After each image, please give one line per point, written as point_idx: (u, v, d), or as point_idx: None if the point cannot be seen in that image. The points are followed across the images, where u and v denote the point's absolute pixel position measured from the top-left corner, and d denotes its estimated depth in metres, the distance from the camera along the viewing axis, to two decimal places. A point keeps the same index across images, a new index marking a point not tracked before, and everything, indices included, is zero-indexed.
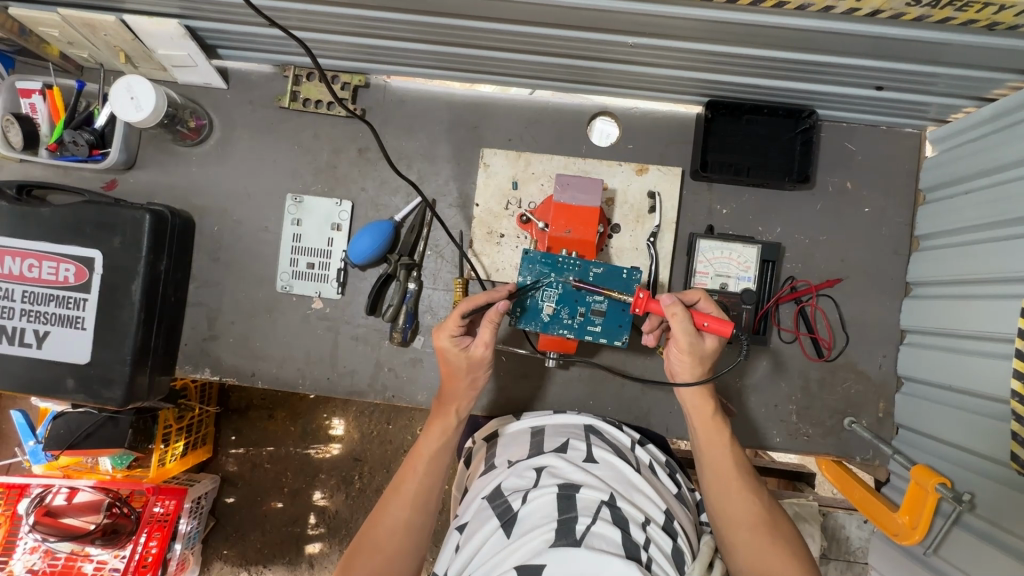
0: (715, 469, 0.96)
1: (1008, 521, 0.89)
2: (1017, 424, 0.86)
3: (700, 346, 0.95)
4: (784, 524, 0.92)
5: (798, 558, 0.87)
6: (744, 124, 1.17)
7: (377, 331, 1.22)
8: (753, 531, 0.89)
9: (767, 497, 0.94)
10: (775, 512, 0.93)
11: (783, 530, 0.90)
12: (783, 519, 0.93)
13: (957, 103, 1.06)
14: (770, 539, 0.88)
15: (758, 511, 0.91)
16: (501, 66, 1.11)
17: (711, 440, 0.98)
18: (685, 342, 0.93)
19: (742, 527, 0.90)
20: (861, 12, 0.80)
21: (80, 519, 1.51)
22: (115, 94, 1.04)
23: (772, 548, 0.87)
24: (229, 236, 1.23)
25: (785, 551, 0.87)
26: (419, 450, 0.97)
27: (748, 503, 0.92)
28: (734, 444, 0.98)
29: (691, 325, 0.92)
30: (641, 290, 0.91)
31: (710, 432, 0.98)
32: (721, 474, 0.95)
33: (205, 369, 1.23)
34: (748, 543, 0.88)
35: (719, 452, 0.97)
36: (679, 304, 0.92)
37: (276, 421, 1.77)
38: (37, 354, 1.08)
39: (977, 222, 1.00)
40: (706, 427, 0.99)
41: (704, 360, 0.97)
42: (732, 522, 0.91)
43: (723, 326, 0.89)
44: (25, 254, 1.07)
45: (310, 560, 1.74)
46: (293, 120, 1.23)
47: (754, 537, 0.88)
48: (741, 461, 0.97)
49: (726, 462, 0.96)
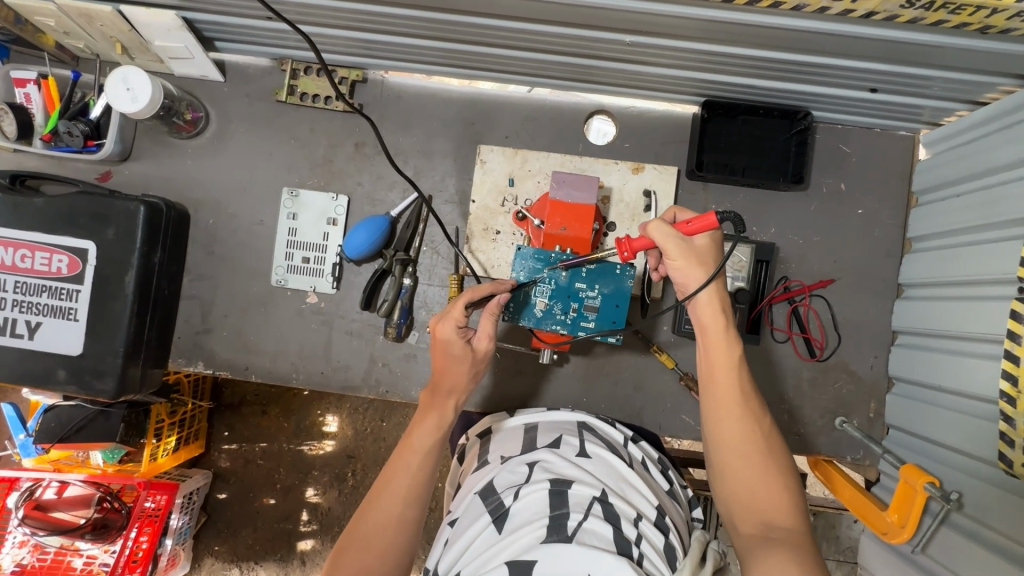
0: (719, 395, 0.90)
1: (995, 519, 0.90)
2: (1005, 424, 0.87)
3: (693, 250, 0.94)
4: (784, 455, 0.86)
5: (791, 498, 0.82)
6: (740, 124, 1.17)
7: (372, 326, 1.22)
8: (749, 464, 0.85)
9: (770, 427, 0.89)
10: (775, 443, 0.87)
11: (783, 467, 0.85)
12: (785, 454, 0.87)
13: (951, 107, 1.07)
14: (765, 475, 0.84)
15: (759, 445, 0.86)
16: (499, 63, 1.11)
17: (720, 363, 0.91)
18: (676, 249, 0.93)
19: (738, 458, 0.85)
20: (856, 13, 0.81)
21: (71, 513, 1.50)
22: (110, 85, 1.04)
23: (762, 478, 0.84)
24: (224, 230, 1.23)
25: (776, 483, 0.83)
26: (411, 443, 0.96)
27: (748, 435, 0.86)
28: (744, 371, 0.91)
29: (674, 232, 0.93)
30: (620, 235, 0.93)
31: (720, 353, 0.91)
32: (722, 401, 0.89)
33: (198, 362, 1.22)
34: (738, 477, 0.85)
35: (724, 378, 0.90)
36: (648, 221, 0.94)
37: (270, 417, 1.76)
38: (28, 345, 1.07)
39: (968, 225, 1.01)
40: (714, 349, 0.92)
41: (706, 261, 0.94)
42: (727, 447, 0.87)
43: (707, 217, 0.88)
44: (18, 245, 1.07)
45: (302, 557, 1.74)
46: (290, 114, 1.23)
47: (746, 470, 0.84)
48: (750, 390, 0.90)
49: (732, 387, 0.89)
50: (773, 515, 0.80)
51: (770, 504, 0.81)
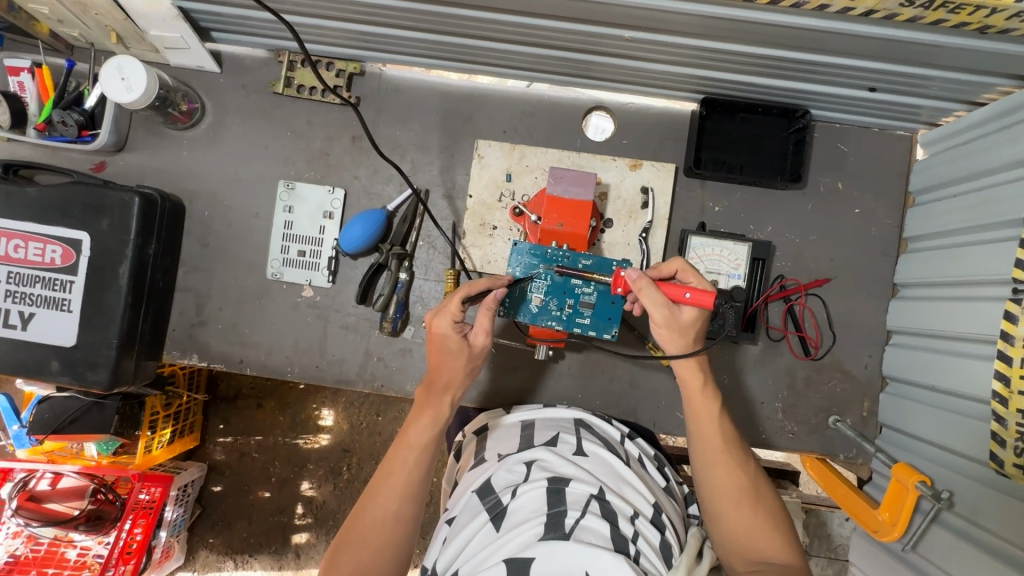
0: (705, 440, 0.93)
1: (985, 519, 0.91)
2: (996, 424, 0.87)
3: (679, 320, 0.93)
4: (769, 495, 0.91)
5: (782, 534, 0.88)
6: (738, 122, 1.17)
7: (367, 320, 1.22)
8: (741, 505, 0.89)
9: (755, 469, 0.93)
10: (761, 485, 0.92)
11: (770, 506, 0.90)
12: (769, 492, 0.92)
13: (950, 107, 1.07)
14: (757, 515, 0.88)
15: (747, 487, 0.90)
16: (497, 56, 1.11)
17: (704, 414, 0.94)
18: (662, 316, 0.91)
19: (730, 499, 0.89)
20: (856, 11, 0.81)
21: (65, 504, 1.49)
22: (104, 75, 1.03)
23: (755, 521, 0.88)
24: (220, 222, 1.22)
25: (768, 525, 0.88)
26: (408, 440, 0.95)
27: (737, 477, 0.90)
28: (725, 415, 0.95)
29: (668, 298, 0.91)
30: (619, 268, 0.93)
31: (702, 404, 0.94)
32: (709, 448, 0.93)
33: (192, 355, 1.22)
34: (733, 520, 0.88)
35: (710, 425, 0.94)
36: (645, 277, 0.91)
37: (265, 410, 1.76)
38: (21, 336, 1.07)
39: (963, 226, 1.02)
40: (697, 400, 0.95)
41: (688, 332, 0.94)
42: (718, 494, 0.90)
43: (705, 298, 0.88)
44: (11, 235, 1.06)
45: (297, 550, 1.74)
46: (287, 106, 1.22)
47: (739, 513, 0.88)
48: (731, 434, 0.94)
49: (716, 435, 0.93)
50: (769, 554, 0.86)
51: (766, 546, 0.86)
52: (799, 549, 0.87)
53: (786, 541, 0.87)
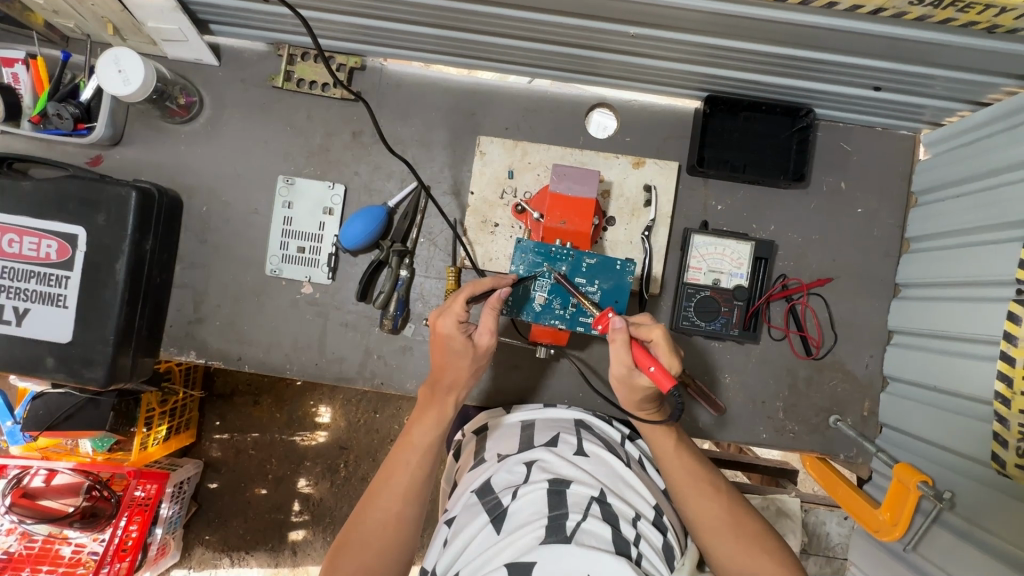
0: (674, 480, 0.95)
1: (986, 520, 0.91)
2: (999, 424, 0.87)
3: (635, 381, 0.93)
4: (753, 521, 0.91)
5: (773, 557, 0.87)
6: (741, 120, 1.16)
7: (367, 318, 1.21)
8: (723, 536, 0.89)
9: (732, 498, 0.93)
10: (741, 510, 0.92)
11: (756, 530, 0.90)
12: (754, 516, 0.92)
13: (953, 107, 1.07)
14: (742, 544, 0.88)
15: (724, 517, 0.91)
16: (499, 52, 1.10)
17: (665, 455, 0.96)
18: (618, 370, 0.92)
19: (711, 533, 0.90)
20: (864, 9, 0.80)
21: (58, 501, 1.50)
22: (101, 66, 1.01)
23: (741, 550, 0.88)
24: (217, 218, 1.21)
25: (755, 549, 0.87)
26: (411, 441, 0.95)
27: (709, 508, 0.92)
28: (686, 451, 0.97)
29: (634, 360, 0.89)
30: (608, 310, 0.93)
31: (660, 446, 0.97)
32: (682, 485, 0.94)
33: (190, 352, 1.20)
34: (722, 550, 0.89)
35: (675, 466, 0.96)
36: (626, 331, 0.91)
37: (262, 407, 1.75)
38: (16, 332, 1.06)
39: (966, 226, 1.01)
40: (655, 444, 0.97)
41: (639, 393, 0.94)
42: (702, 530, 0.91)
43: (661, 379, 0.83)
44: (6, 230, 1.04)
45: (294, 547, 1.73)
46: (286, 101, 1.21)
47: (726, 544, 0.89)
48: (699, 468, 0.96)
49: (682, 470, 0.95)
50: None
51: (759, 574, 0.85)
52: (794, 567, 0.86)
53: (777, 562, 0.85)
